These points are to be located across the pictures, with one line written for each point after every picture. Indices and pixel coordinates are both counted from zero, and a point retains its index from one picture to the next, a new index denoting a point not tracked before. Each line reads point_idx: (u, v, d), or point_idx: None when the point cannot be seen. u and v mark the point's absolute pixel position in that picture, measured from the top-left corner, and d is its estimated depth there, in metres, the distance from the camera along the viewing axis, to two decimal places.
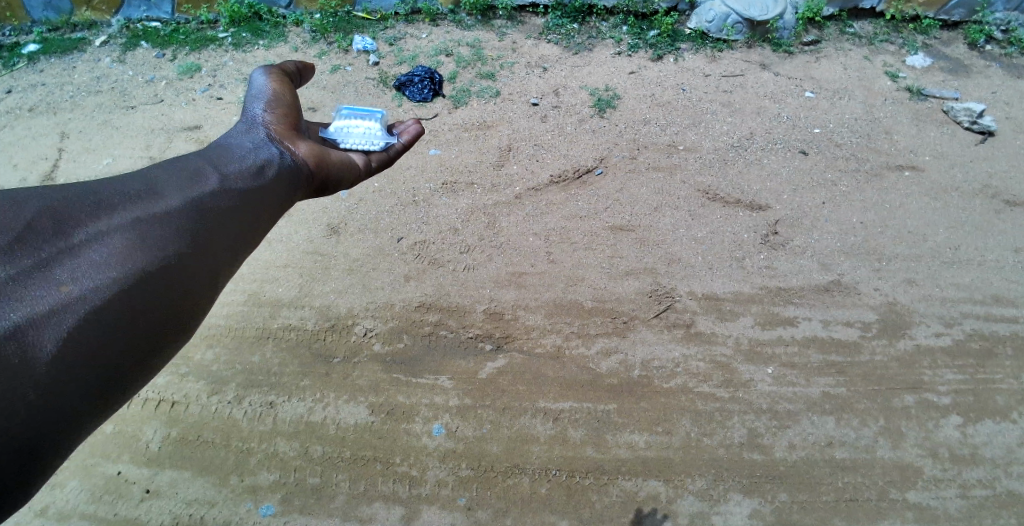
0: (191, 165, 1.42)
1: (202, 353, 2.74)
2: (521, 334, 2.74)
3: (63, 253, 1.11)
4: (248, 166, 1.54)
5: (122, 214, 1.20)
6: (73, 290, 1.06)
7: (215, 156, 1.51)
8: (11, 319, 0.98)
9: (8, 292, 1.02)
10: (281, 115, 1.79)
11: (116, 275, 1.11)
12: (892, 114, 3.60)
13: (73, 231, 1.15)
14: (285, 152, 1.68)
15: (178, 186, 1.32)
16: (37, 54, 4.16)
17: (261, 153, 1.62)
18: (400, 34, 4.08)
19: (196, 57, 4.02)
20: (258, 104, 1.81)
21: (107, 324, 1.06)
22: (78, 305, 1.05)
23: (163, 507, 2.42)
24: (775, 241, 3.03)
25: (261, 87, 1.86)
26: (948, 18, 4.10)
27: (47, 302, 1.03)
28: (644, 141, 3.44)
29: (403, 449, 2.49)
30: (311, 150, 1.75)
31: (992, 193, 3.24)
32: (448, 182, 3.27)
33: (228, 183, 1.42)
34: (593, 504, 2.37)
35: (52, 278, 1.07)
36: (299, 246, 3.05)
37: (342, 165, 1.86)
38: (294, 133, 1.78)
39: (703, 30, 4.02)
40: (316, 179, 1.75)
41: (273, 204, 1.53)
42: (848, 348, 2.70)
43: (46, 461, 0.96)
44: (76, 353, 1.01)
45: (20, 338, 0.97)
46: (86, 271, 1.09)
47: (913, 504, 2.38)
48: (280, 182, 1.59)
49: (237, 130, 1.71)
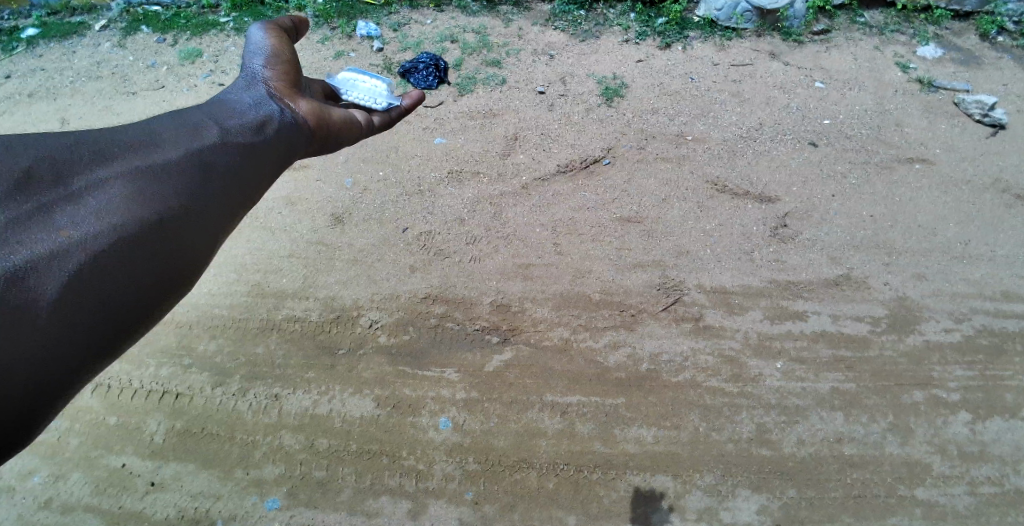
0: (191, 119, 1.35)
1: (205, 344, 2.72)
2: (529, 327, 2.71)
3: (62, 200, 1.07)
4: (249, 123, 1.45)
5: (121, 165, 1.15)
6: (73, 236, 1.03)
7: (215, 112, 1.44)
8: (11, 261, 0.96)
9: (11, 236, 0.99)
10: (283, 72, 1.70)
11: (115, 222, 1.07)
12: (903, 106, 3.56)
13: (73, 179, 1.10)
14: (285, 110, 1.58)
15: (178, 139, 1.26)
16: (36, 38, 4.09)
17: (261, 109, 1.53)
18: (405, 19, 4.01)
19: (197, 42, 3.96)
20: (258, 61, 1.71)
21: (107, 273, 1.03)
22: (78, 253, 1.02)
23: (168, 500, 2.40)
24: (784, 234, 3.00)
25: (259, 42, 1.74)
26: (960, 9, 4.04)
27: (48, 247, 1.00)
28: (652, 131, 3.39)
29: (409, 442, 2.47)
30: (311, 109, 1.65)
31: (1003, 187, 3.20)
32: (453, 172, 3.22)
33: (229, 138, 1.35)
34: (601, 499, 2.36)
35: (52, 223, 1.04)
36: (303, 236, 3.01)
37: (344, 123, 1.76)
38: (295, 91, 1.68)
39: (712, 18, 3.96)
40: (316, 138, 1.66)
41: (274, 163, 1.46)
42: (857, 343, 2.68)
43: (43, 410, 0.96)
44: (77, 299, 0.99)
45: (22, 281, 0.95)
46: (87, 218, 1.06)
47: (921, 501, 2.37)
48: (281, 141, 1.51)
49: (237, 86, 1.62)
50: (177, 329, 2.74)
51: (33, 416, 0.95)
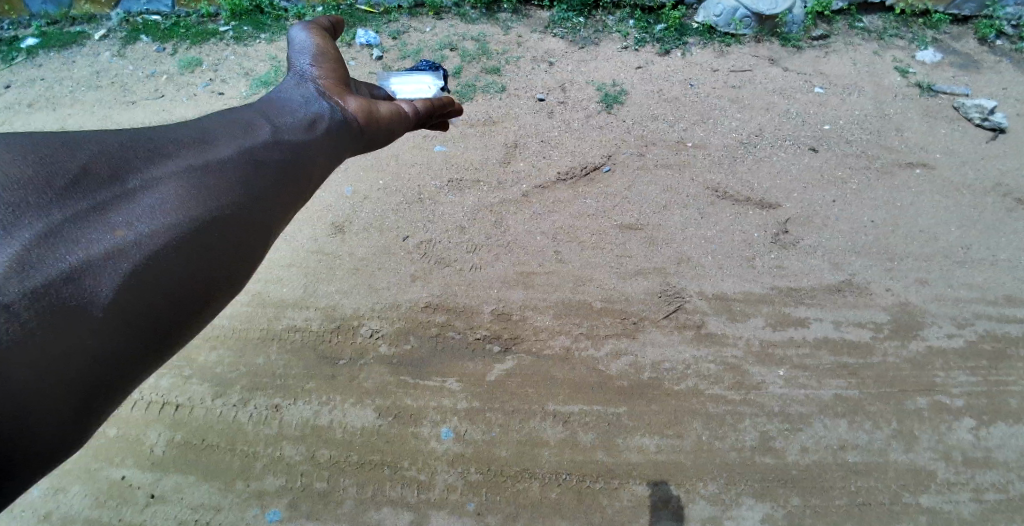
0: (243, 116, 1.31)
1: (205, 355, 2.70)
2: (530, 336, 2.70)
3: (119, 198, 1.03)
4: (301, 120, 1.40)
5: (176, 162, 1.11)
6: (128, 235, 0.99)
7: (264, 109, 1.39)
8: (66, 261, 0.92)
9: (64, 234, 0.95)
10: (331, 67, 1.64)
11: (171, 220, 1.03)
12: (903, 111, 3.56)
13: (128, 177, 1.06)
14: (335, 107, 1.52)
15: (233, 135, 1.23)
16: (35, 48, 4.10)
17: (311, 107, 1.47)
18: (404, 27, 4.01)
19: (197, 51, 3.96)
20: (304, 57, 1.64)
21: (163, 272, 0.99)
22: (134, 251, 0.98)
23: (168, 512, 2.39)
24: (785, 240, 2.99)
25: (302, 38, 1.68)
26: (958, 13, 4.05)
27: (104, 247, 0.96)
28: (652, 138, 3.39)
29: (410, 453, 2.46)
30: (360, 105, 1.58)
31: (1004, 191, 3.19)
32: (453, 180, 3.22)
33: (281, 136, 1.31)
34: (604, 509, 2.35)
35: (107, 221, 1.00)
36: (303, 245, 3.01)
37: (395, 118, 1.68)
38: (344, 88, 1.61)
39: (711, 24, 3.96)
40: (367, 137, 1.59)
41: (327, 163, 1.41)
42: (860, 349, 2.67)
43: (94, 413, 0.93)
44: (131, 302, 0.95)
45: (78, 282, 0.91)
46: (143, 217, 1.02)
47: (926, 508, 2.35)
48: (333, 139, 1.45)
49: (286, 85, 1.56)
50: None
51: (78, 424, 0.91)
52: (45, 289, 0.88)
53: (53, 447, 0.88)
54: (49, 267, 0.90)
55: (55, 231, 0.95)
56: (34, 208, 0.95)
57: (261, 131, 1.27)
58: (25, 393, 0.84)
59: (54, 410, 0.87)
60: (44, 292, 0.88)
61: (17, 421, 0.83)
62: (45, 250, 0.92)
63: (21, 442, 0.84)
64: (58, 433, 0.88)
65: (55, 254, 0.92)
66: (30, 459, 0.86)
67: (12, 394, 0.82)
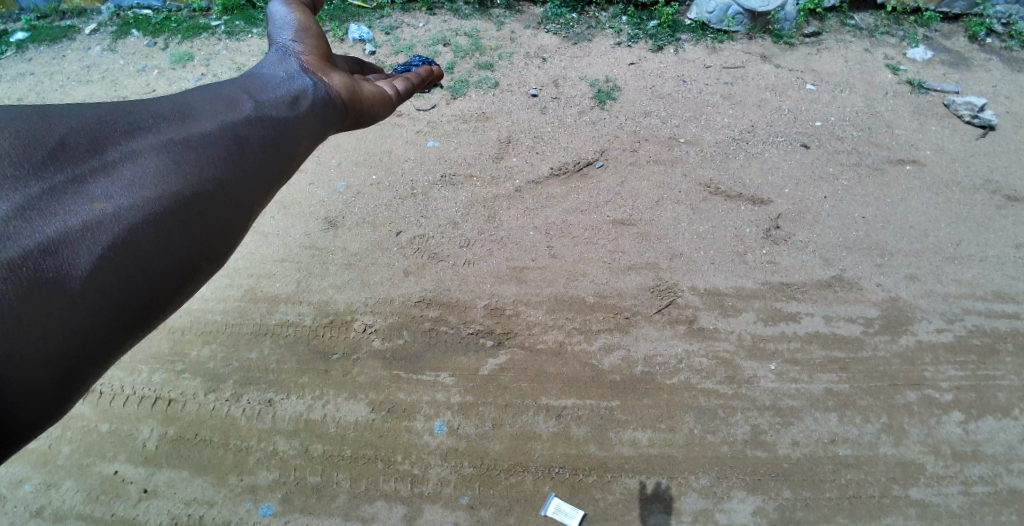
0: (224, 93, 1.41)
1: (198, 350, 2.70)
2: (523, 330, 2.71)
3: (97, 170, 1.11)
4: (282, 96, 1.51)
5: (154, 137, 1.20)
6: (107, 208, 1.06)
7: (247, 86, 1.49)
8: (44, 233, 0.99)
9: (43, 208, 1.03)
10: (313, 44, 1.74)
11: (148, 195, 1.10)
12: (893, 108, 3.58)
13: (107, 150, 1.15)
14: (318, 83, 1.63)
15: (212, 112, 1.32)
16: (25, 42, 4.06)
17: (295, 83, 1.58)
18: (397, 22, 4.00)
19: (188, 45, 3.94)
20: (286, 34, 1.74)
21: (139, 245, 1.06)
22: (112, 223, 1.05)
23: (161, 507, 2.39)
24: (777, 236, 3.01)
25: (284, 16, 1.77)
26: (950, 11, 4.07)
27: (82, 219, 1.03)
28: (645, 134, 3.40)
29: (404, 447, 2.47)
30: (343, 83, 1.71)
31: (993, 188, 3.22)
32: (447, 175, 3.22)
33: (262, 112, 1.41)
34: (597, 502, 2.37)
35: (86, 193, 1.08)
36: (296, 240, 3.00)
37: (376, 98, 1.82)
38: (327, 64, 1.73)
39: (704, 21, 3.97)
40: (350, 111, 1.72)
41: (307, 137, 1.51)
42: (851, 344, 2.69)
43: (78, 383, 0.99)
44: (107, 274, 1.01)
45: (56, 253, 0.98)
46: (119, 190, 1.09)
47: (915, 501, 2.38)
48: (315, 115, 1.56)
49: (270, 60, 1.67)
50: (170, 335, 2.72)
51: (62, 394, 0.97)
52: (23, 261, 0.94)
53: (41, 416, 0.95)
54: (26, 239, 0.97)
55: (33, 204, 1.02)
56: (14, 180, 1.03)
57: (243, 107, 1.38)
58: (10, 362, 0.89)
59: (37, 380, 0.93)
60: (21, 263, 0.94)
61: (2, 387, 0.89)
62: (23, 224, 0.99)
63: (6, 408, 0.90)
64: (46, 402, 0.95)
65: (31, 226, 0.99)
66: (19, 426, 0.92)
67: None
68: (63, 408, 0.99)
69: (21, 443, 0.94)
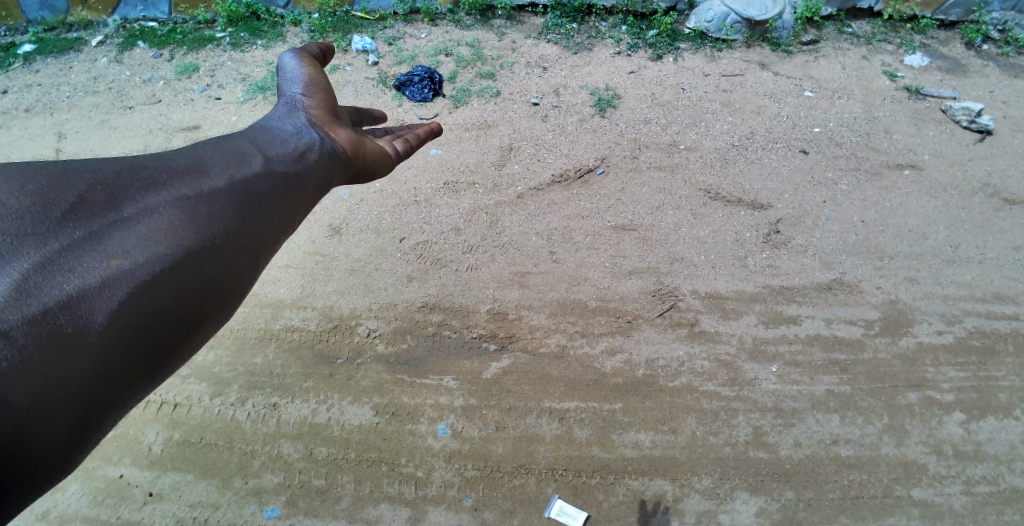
0: (237, 148, 1.60)
1: (203, 355, 2.72)
2: (525, 334, 2.73)
3: (115, 227, 1.27)
4: (291, 151, 1.71)
5: (169, 192, 1.37)
6: (122, 264, 1.22)
7: (258, 139, 1.70)
8: (64, 290, 1.14)
9: (63, 264, 1.18)
10: (319, 99, 1.98)
11: (163, 251, 1.26)
12: (891, 114, 3.61)
13: (124, 207, 1.31)
14: (325, 138, 1.84)
15: (224, 168, 1.51)
16: (32, 54, 4.12)
17: (303, 137, 1.79)
18: (399, 33, 4.06)
19: (194, 57, 4.00)
20: (297, 89, 1.99)
21: (150, 298, 1.21)
22: (127, 277, 1.20)
23: (166, 510, 2.41)
24: (777, 239, 3.03)
25: (296, 71, 2.04)
26: (945, 18, 4.11)
27: (99, 274, 1.19)
28: (645, 141, 3.44)
29: (407, 449, 2.48)
30: (348, 138, 1.92)
31: (991, 192, 3.25)
32: (449, 182, 3.25)
33: (271, 167, 1.61)
34: (600, 503, 2.39)
35: (104, 250, 1.23)
36: (301, 246, 3.02)
37: (377, 154, 2.03)
38: (333, 120, 1.96)
39: (703, 29, 4.01)
40: (353, 165, 1.92)
41: (311, 186, 1.70)
42: (851, 346, 2.71)
43: (93, 425, 1.14)
44: (121, 324, 1.16)
45: (76, 308, 1.13)
46: (135, 248, 1.25)
47: (917, 501, 2.39)
48: (321, 167, 1.77)
49: (280, 113, 1.89)
50: None
51: (78, 434, 1.12)
52: (42, 315, 1.09)
53: (51, 458, 1.07)
54: (46, 294, 1.11)
55: (53, 261, 1.17)
56: (35, 237, 1.19)
57: (255, 162, 1.57)
58: (26, 405, 1.03)
59: (56, 424, 1.07)
60: (42, 316, 1.09)
61: (27, 432, 1.03)
62: (43, 279, 1.13)
63: (27, 452, 1.04)
64: (56, 443, 1.08)
65: (51, 282, 1.14)
66: (33, 464, 1.05)
67: (15, 411, 1.01)
68: (73, 450, 1.12)
69: (47, 480, 1.09)
